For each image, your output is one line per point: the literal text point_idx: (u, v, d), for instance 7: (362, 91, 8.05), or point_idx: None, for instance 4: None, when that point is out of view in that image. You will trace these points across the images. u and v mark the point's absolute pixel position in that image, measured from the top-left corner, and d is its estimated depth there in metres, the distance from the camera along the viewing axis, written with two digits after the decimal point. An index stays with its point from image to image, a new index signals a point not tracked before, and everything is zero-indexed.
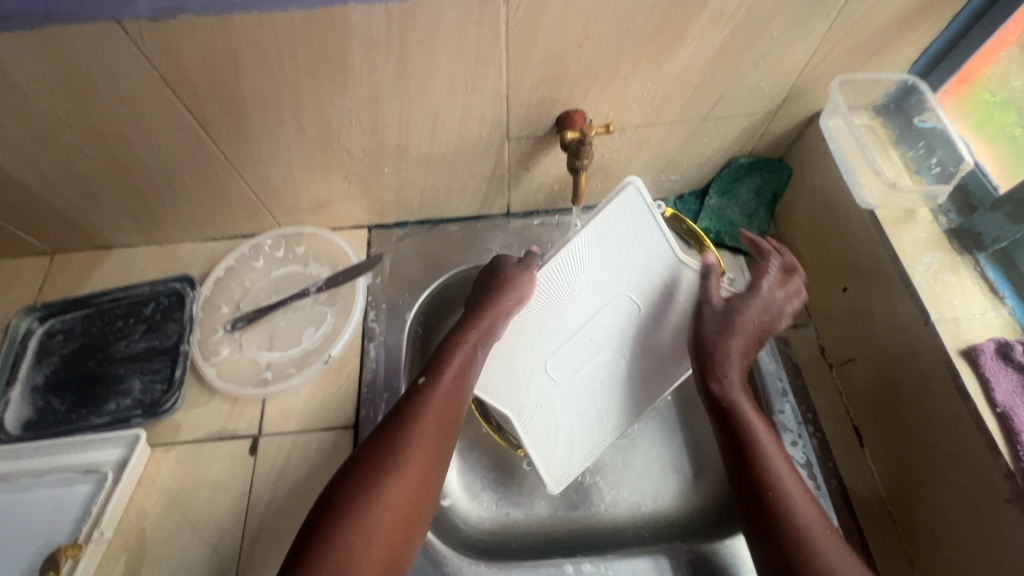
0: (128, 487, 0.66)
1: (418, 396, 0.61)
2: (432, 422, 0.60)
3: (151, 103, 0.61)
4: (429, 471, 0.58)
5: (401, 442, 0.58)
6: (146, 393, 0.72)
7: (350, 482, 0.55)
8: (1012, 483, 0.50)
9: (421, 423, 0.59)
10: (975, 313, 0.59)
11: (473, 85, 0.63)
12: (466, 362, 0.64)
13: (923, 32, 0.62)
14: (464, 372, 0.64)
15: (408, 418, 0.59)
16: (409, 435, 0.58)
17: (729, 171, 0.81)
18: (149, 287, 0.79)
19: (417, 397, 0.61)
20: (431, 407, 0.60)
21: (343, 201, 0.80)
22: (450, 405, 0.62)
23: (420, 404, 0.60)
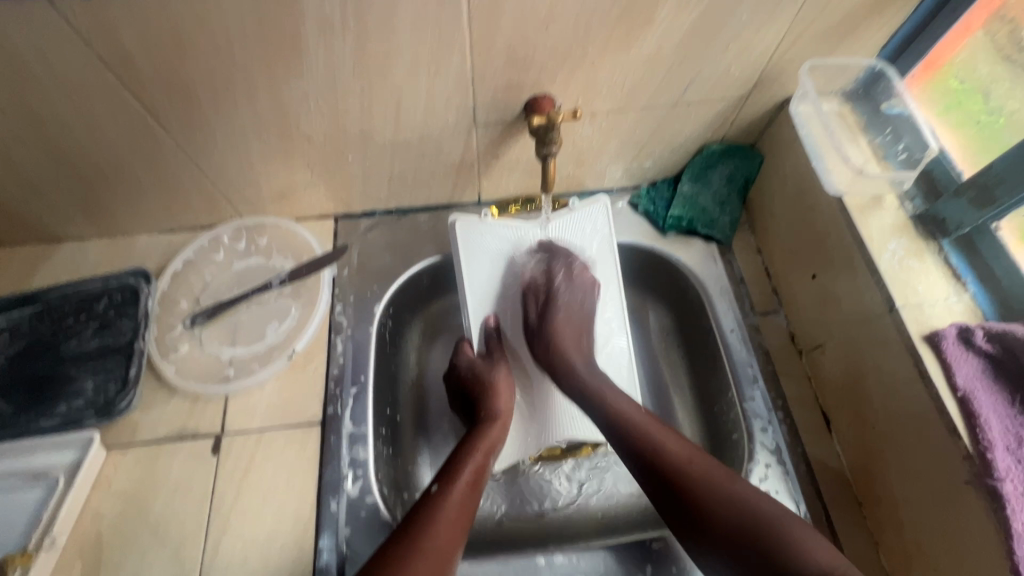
0: (82, 491, 0.64)
1: (423, 511, 0.57)
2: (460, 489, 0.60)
3: (91, 86, 0.57)
4: (444, 564, 0.53)
5: (407, 554, 0.52)
6: (99, 393, 0.68)
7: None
8: (970, 465, 0.51)
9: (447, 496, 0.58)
10: (938, 299, 0.59)
11: (436, 68, 0.61)
12: (476, 475, 0.62)
13: (891, 17, 0.62)
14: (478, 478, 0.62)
15: (410, 531, 0.54)
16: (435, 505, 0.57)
17: (701, 158, 0.80)
18: (101, 282, 0.75)
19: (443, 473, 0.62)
20: (440, 517, 0.56)
21: (307, 190, 0.77)
22: (463, 507, 0.58)
23: (424, 518, 0.56)
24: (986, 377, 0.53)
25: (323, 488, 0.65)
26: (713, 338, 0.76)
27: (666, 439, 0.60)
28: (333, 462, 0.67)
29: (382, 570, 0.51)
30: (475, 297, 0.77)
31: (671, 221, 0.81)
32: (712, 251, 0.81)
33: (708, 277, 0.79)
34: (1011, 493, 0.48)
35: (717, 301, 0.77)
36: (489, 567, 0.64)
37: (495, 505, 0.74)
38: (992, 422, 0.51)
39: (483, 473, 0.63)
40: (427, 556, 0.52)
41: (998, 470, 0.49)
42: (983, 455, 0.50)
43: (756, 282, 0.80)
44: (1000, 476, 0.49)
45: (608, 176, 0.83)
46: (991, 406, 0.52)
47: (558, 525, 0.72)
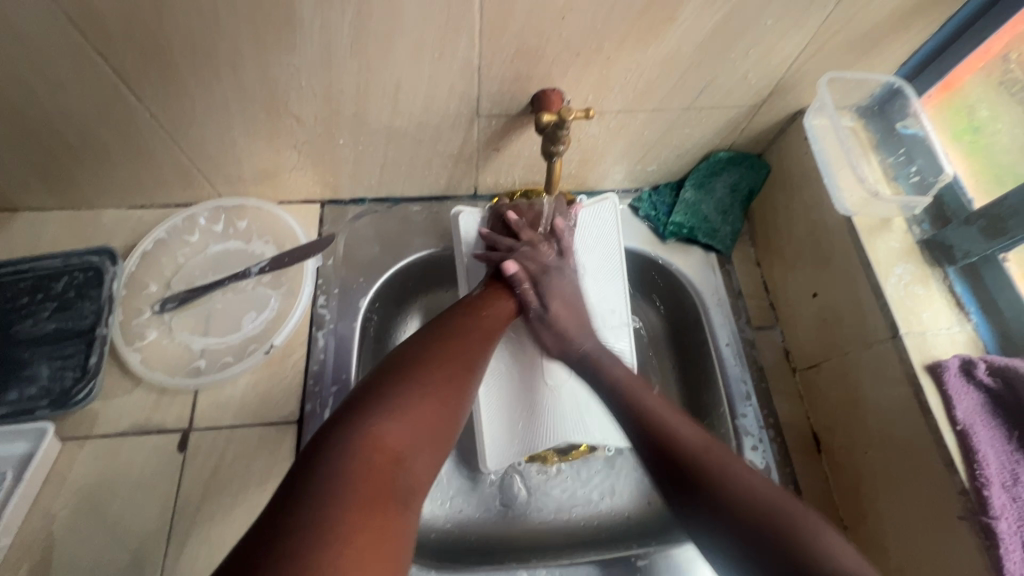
0: (31, 488, 0.59)
1: (430, 348, 0.54)
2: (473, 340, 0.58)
3: (54, 44, 0.51)
4: (454, 417, 0.51)
5: (416, 396, 0.49)
6: (55, 381, 0.63)
7: (366, 439, 0.44)
8: (965, 501, 0.50)
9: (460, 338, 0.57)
10: (941, 328, 0.58)
11: (442, 53, 0.56)
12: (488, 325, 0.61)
13: (915, 33, 0.60)
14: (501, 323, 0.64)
15: (420, 367, 0.52)
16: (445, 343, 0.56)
17: (706, 165, 0.78)
18: (62, 259, 0.69)
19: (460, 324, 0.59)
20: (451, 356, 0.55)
21: (293, 172, 0.72)
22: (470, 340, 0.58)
23: (432, 356, 0.54)
24: (985, 411, 0.53)
25: None
26: (707, 351, 0.75)
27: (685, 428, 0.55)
28: None
29: (387, 391, 0.48)
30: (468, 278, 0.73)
31: (672, 227, 0.78)
32: (711, 262, 0.79)
33: (705, 287, 0.77)
34: (1004, 532, 0.48)
35: (713, 313, 0.75)
36: None
37: (477, 509, 0.72)
38: (989, 457, 0.50)
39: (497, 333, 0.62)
40: (434, 392, 0.50)
41: (993, 508, 0.48)
42: (980, 491, 0.49)
43: (754, 295, 0.78)
44: (995, 514, 0.48)
45: (610, 177, 0.80)
46: (988, 441, 0.51)
47: (539, 535, 0.71)
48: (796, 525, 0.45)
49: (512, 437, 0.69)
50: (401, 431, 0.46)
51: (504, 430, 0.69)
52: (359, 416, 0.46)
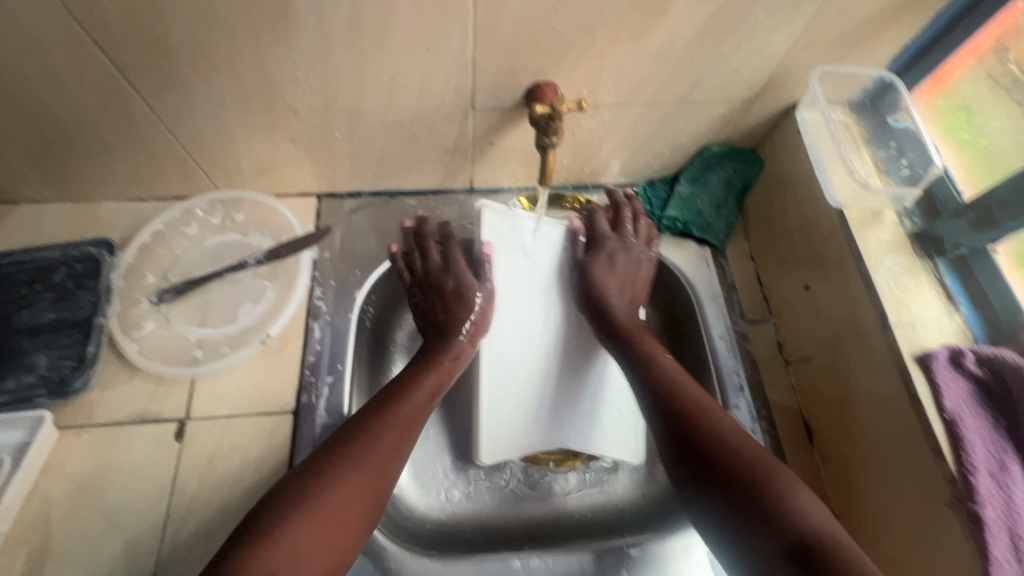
0: (28, 475, 0.59)
1: (354, 435, 0.55)
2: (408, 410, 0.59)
3: (53, 36, 0.52)
4: (376, 499, 0.53)
5: (324, 493, 0.50)
6: (53, 370, 0.64)
7: (262, 543, 0.46)
8: (952, 488, 0.51)
9: (390, 411, 0.58)
10: (931, 319, 0.59)
11: (436, 46, 0.57)
12: (422, 406, 0.60)
13: (906, 27, 0.61)
14: (432, 398, 0.62)
15: (339, 459, 0.53)
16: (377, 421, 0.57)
17: (701, 160, 0.78)
18: (60, 250, 0.70)
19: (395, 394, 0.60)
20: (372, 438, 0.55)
21: (289, 165, 0.72)
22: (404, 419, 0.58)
23: (356, 445, 0.54)
24: (973, 401, 0.53)
25: None
26: (702, 344, 0.75)
27: (695, 393, 0.60)
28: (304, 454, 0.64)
29: (299, 494, 0.50)
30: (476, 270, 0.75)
31: (666, 221, 0.79)
32: (705, 255, 0.80)
33: (700, 280, 0.78)
34: (991, 519, 0.48)
35: (707, 305, 0.76)
36: (463, 568, 0.62)
37: (472, 500, 0.73)
38: (976, 446, 0.51)
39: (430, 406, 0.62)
40: (354, 491, 0.52)
41: (980, 495, 0.49)
42: (966, 479, 0.50)
43: (747, 289, 0.79)
44: (981, 501, 0.49)
45: (606, 171, 0.80)
46: (976, 430, 0.52)
47: (534, 525, 0.71)
48: (775, 480, 0.50)
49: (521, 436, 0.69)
50: (312, 531, 0.47)
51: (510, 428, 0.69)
52: (270, 522, 0.47)
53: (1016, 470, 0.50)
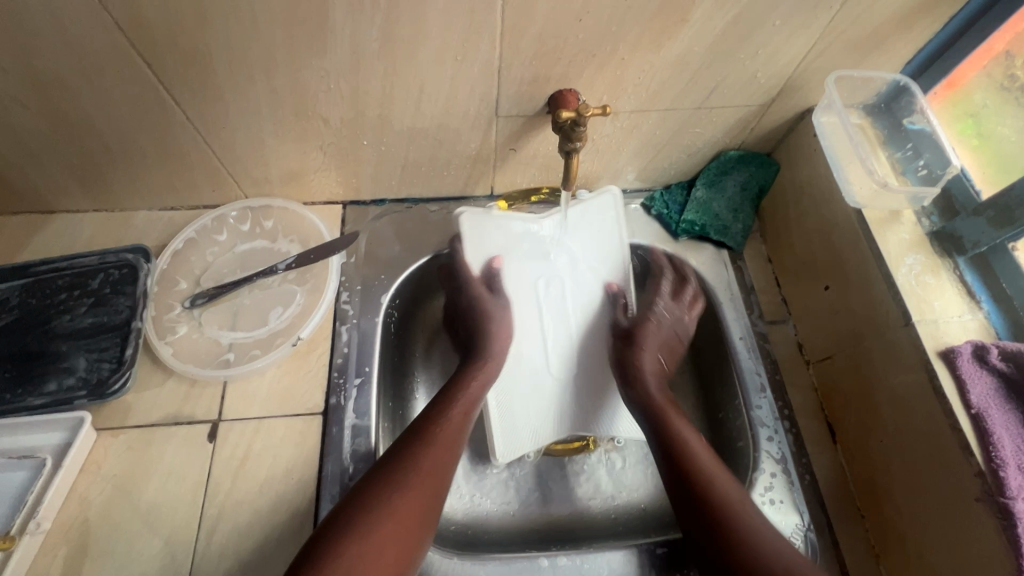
0: (68, 475, 0.61)
1: (410, 450, 0.58)
2: (448, 424, 0.61)
3: (102, 50, 0.55)
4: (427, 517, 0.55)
5: (378, 516, 0.52)
6: (91, 372, 0.65)
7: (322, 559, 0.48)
8: (982, 483, 0.51)
9: (432, 432, 0.60)
10: (953, 316, 0.59)
11: (464, 56, 0.59)
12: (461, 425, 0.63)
13: (920, 32, 0.62)
14: (468, 414, 0.64)
15: (389, 479, 0.55)
16: (419, 442, 0.59)
17: (717, 164, 0.80)
18: (98, 257, 0.72)
19: (433, 410, 0.63)
20: (420, 461, 0.57)
21: (317, 174, 0.75)
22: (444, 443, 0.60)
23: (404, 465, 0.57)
24: (999, 396, 0.54)
25: (323, 481, 0.63)
26: (722, 346, 0.76)
27: (680, 424, 0.64)
28: (334, 454, 0.65)
29: (350, 518, 0.51)
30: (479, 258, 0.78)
31: (684, 225, 0.80)
32: (723, 258, 0.81)
33: (718, 283, 0.79)
34: (1022, 512, 0.48)
35: (726, 308, 0.77)
36: (492, 567, 0.62)
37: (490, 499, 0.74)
38: (1005, 440, 0.51)
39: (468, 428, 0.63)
40: (404, 509, 0.53)
41: (1010, 488, 0.49)
42: (996, 473, 0.50)
43: (766, 291, 0.80)
44: (1012, 494, 0.49)
45: (623, 177, 0.82)
46: (1003, 425, 0.52)
47: (553, 524, 0.72)
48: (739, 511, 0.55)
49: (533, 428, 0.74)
50: (360, 554, 0.49)
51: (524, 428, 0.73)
52: (322, 545, 0.50)
53: None
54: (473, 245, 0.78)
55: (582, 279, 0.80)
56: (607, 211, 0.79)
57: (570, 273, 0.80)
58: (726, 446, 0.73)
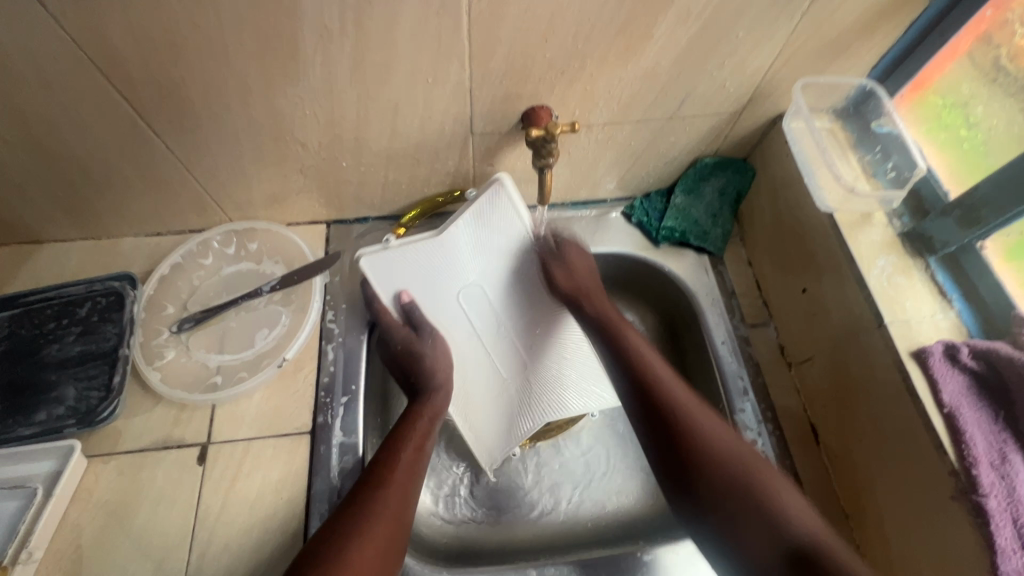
0: (60, 502, 0.62)
1: (365, 495, 0.57)
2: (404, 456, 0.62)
3: (79, 86, 0.56)
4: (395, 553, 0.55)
5: (350, 551, 0.52)
6: (81, 401, 0.66)
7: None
8: (956, 481, 0.52)
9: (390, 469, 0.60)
10: (925, 316, 0.60)
11: (435, 78, 0.60)
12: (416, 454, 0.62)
13: (882, 37, 0.64)
14: (422, 447, 0.64)
15: (354, 523, 0.54)
16: (376, 484, 0.58)
17: (694, 171, 0.81)
18: (85, 286, 0.73)
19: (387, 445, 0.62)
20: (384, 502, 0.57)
21: (300, 195, 0.76)
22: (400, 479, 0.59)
23: (366, 508, 0.56)
24: (971, 394, 0.55)
25: (312, 500, 0.64)
26: (705, 350, 0.77)
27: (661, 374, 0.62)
28: (322, 473, 0.66)
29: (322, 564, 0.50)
30: (390, 291, 0.71)
31: (663, 233, 0.81)
32: (704, 263, 0.82)
33: (700, 288, 0.80)
34: (994, 509, 0.49)
35: (708, 313, 0.78)
36: None
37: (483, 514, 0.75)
38: (976, 438, 0.52)
39: (424, 459, 0.63)
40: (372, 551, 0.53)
41: (982, 486, 0.50)
42: (969, 471, 0.51)
43: (747, 294, 0.80)
44: (984, 492, 0.50)
45: (602, 187, 0.83)
46: (975, 422, 0.53)
47: (547, 534, 0.73)
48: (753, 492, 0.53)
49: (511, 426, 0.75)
50: None
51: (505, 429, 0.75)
52: None
53: (1016, 460, 0.51)
54: (382, 287, 0.70)
55: (499, 271, 0.72)
56: (504, 206, 0.66)
57: (486, 273, 0.72)
58: None
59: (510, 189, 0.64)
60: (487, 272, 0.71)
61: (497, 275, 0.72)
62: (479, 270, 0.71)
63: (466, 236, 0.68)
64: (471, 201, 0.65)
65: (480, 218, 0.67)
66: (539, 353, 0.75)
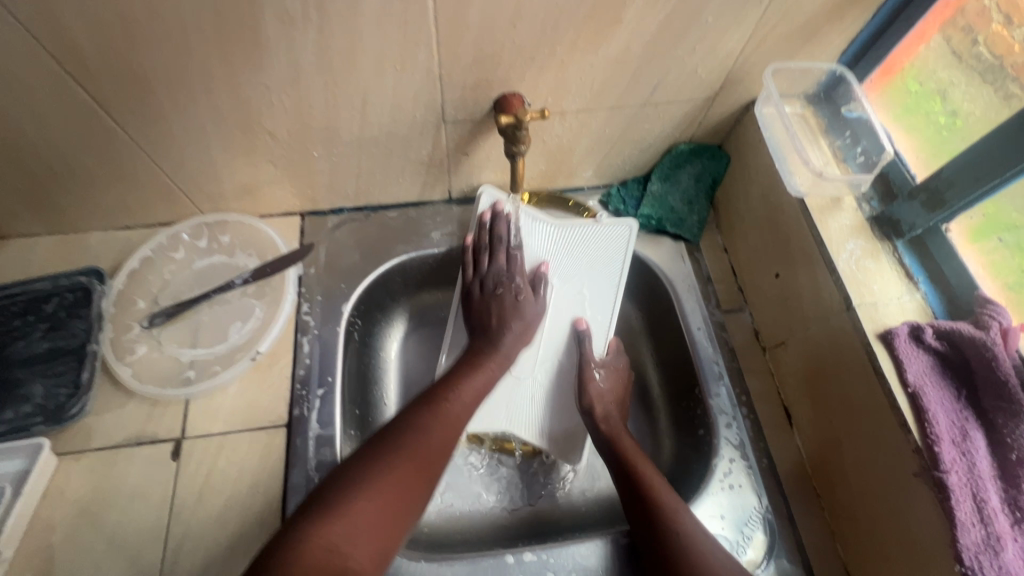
0: (29, 501, 0.61)
1: (414, 422, 0.59)
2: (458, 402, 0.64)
3: (35, 76, 0.54)
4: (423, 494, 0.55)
5: (386, 466, 0.54)
6: (49, 398, 0.65)
7: (311, 536, 0.47)
8: (920, 458, 0.53)
9: (442, 405, 0.63)
10: (892, 298, 0.61)
11: (403, 64, 0.59)
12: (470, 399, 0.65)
13: (850, 22, 0.64)
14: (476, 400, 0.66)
15: (393, 446, 0.56)
16: (425, 414, 0.61)
17: (669, 158, 0.81)
18: (51, 282, 0.72)
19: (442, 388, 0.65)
20: (428, 437, 0.58)
21: (271, 186, 0.75)
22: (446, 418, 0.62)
23: (404, 438, 0.57)
24: (935, 373, 0.56)
25: (289, 492, 0.64)
26: (681, 337, 0.77)
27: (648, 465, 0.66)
28: (299, 465, 0.65)
29: (359, 475, 0.53)
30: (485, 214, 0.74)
31: (640, 220, 0.82)
32: (680, 250, 0.82)
33: (676, 275, 0.80)
34: (956, 485, 0.50)
35: (684, 298, 0.78)
36: (459, 567, 0.63)
37: (490, 500, 0.76)
38: (938, 416, 0.53)
39: (467, 415, 0.64)
40: (407, 475, 0.55)
41: (944, 463, 0.51)
42: (931, 448, 0.52)
43: (722, 280, 0.81)
44: (946, 468, 0.51)
45: (578, 175, 0.83)
46: (938, 401, 0.54)
47: (550, 516, 0.74)
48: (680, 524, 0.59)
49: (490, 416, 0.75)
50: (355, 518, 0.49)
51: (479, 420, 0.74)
52: (318, 512, 0.49)
53: (977, 436, 0.52)
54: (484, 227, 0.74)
55: (582, 271, 0.78)
56: (589, 239, 0.77)
57: (571, 266, 0.78)
58: (688, 434, 0.74)
59: (629, 234, 0.77)
60: (561, 265, 0.77)
61: (578, 275, 0.78)
62: (556, 262, 0.77)
63: (558, 229, 0.77)
64: (598, 221, 0.77)
65: (579, 234, 0.77)
66: (550, 383, 0.77)
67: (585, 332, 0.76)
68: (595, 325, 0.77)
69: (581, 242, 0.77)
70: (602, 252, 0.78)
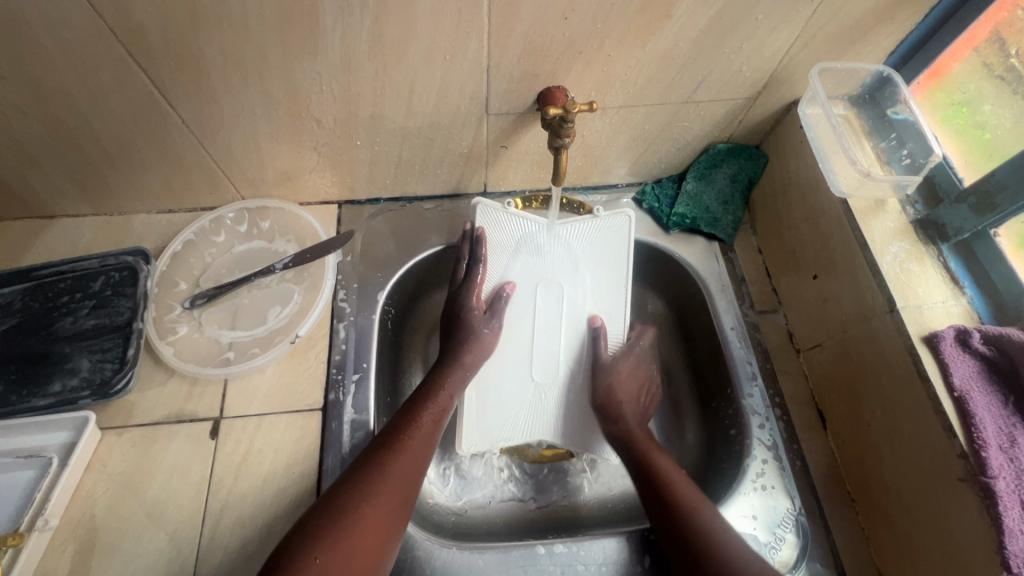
0: (75, 472, 0.62)
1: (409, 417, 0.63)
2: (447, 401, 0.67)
3: (97, 58, 0.56)
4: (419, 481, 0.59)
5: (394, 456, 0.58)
6: (95, 373, 0.67)
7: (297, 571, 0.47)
8: (965, 463, 0.52)
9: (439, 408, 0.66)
10: (937, 302, 0.61)
11: (453, 55, 0.60)
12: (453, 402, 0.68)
13: (901, 23, 0.63)
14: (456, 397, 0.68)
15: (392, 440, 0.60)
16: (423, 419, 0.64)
17: (706, 157, 0.81)
18: (98, 261, 0.73)
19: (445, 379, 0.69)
20: (410, 443, 0.60)
21: (313, 174, 0.76)
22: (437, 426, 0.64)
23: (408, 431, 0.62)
24: (982, 378, 0.55)
25: (323, 475, 0.65)
26: (714, 336, 0.77)
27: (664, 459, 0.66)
28: (333, 449, 0.66)
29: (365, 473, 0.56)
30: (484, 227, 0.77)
31: (675, 218, 0.81)
32: (714, 250, 0.82)
33: (710, 274, 0.80)
34: (1003, 491, 0.50)
35: (718, 298, 0.78)
36: (490, 555, 0.63)
37: (510, 495, 0.76)
38: (986, 421, 0.52)
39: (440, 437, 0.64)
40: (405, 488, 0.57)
41: (991, 468, 0.50)
42: (978, 454, 0.51)
43: (756, 281, 0.81)
44: (993, 474, 0.50)
45: (614, 171, 0.83)
46: (985, 407, 0.53)
47: (563, 514, 0.74)
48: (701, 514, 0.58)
49: (512, 421, 0.75)
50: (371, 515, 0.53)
51: (501, 424, 0.74)
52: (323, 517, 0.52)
53: None
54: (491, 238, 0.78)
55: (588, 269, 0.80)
56: (592, 235, 0.80)
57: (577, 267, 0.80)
58: (718, 433, 0.74)
59: (629, 224, 0.79)
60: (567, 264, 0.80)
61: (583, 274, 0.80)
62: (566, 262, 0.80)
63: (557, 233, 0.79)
64: (598, 215, 0.79)
65: (582, 232, 0.80)
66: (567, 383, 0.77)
67: (599, 329, 0.78)
68: (610, 323, 0.79)
69: (584, 243, 0.80)
70: (608, 247, 0.80)
